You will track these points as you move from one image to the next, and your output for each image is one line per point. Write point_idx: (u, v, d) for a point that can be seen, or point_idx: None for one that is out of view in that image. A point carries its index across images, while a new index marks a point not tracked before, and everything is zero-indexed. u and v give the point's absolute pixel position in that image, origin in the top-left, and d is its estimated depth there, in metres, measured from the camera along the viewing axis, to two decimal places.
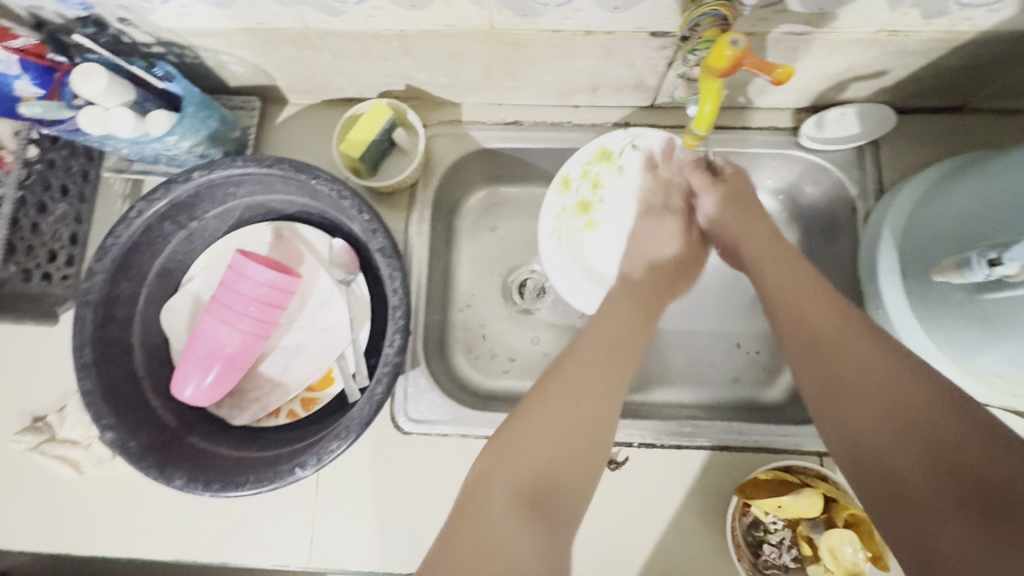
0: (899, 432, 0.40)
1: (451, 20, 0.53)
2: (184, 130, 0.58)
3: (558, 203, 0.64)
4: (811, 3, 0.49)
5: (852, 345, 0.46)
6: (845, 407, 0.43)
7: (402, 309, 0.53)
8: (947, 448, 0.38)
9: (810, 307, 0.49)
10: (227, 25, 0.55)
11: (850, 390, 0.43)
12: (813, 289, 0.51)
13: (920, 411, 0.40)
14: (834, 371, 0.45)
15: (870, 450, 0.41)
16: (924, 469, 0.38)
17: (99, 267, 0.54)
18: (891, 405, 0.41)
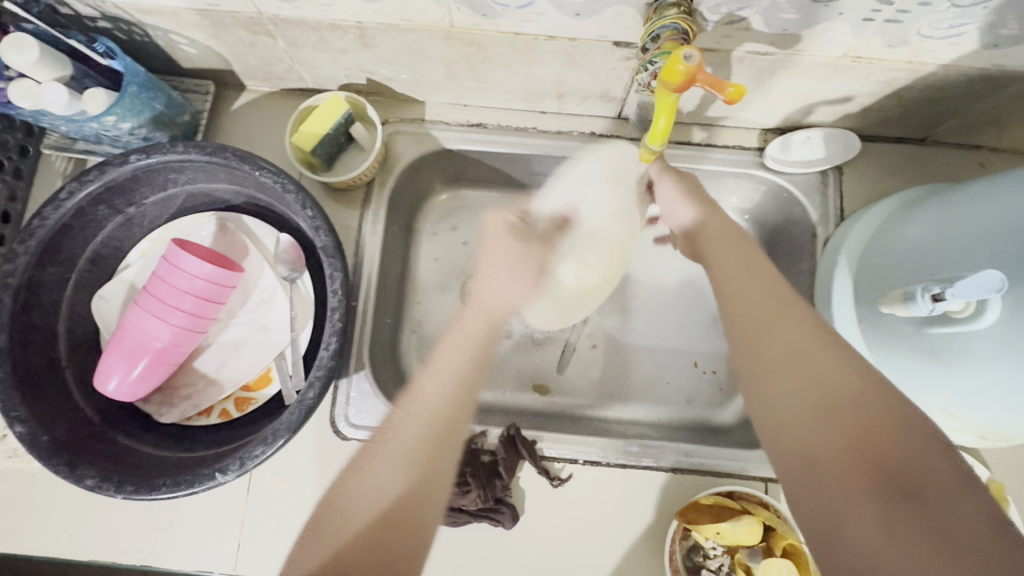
0: (832, 418, 0.37)
1: (410, 15, 0.51)
2: (123, 110, 0.55)
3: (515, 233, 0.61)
4: (775, 23, 0.48)
5: (808, 354, 0.41)
6: (774, 389, 0.41)
7: (340, 311, 0.51)
8: (893, 467, 0.34)
9: (765, 314, 0.45)
10: (175, 4, 0.52)
11: (789, 395, 0.40)
12: (759, 280, 0.47)
13: (850, 400, 0.38)
14: (773, 360, 0.42)
15: (794, 436, 0.39)
16: (847, 458, 0.36)
17: (22, 249, 0.51)
18: (824, 399, 0.38)
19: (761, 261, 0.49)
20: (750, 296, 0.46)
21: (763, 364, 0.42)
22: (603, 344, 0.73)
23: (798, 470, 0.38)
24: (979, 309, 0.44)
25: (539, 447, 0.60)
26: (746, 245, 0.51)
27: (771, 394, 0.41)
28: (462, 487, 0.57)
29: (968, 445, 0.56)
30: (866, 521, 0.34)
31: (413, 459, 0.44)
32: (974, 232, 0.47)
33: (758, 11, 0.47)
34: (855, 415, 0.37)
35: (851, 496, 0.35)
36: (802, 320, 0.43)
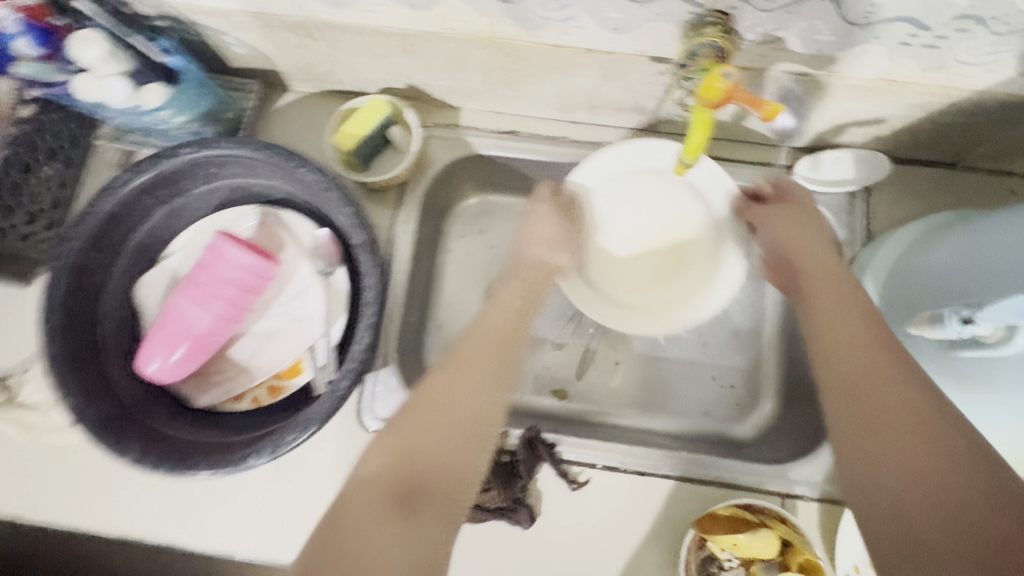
0: (929, 475, 0.35)
1: (453, 25, 0.53)
2: (177, 105, 0.58)
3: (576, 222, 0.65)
4: (810, 44, 0.49)
5: (910, 397, 0.39)
6: (866, 431, 0.39)
7: (374, 307, 0.53)
8: (996, 542, 0.32)
9: (865, 347, 0.43)
10: (231, 7, 0.55)
11: (882, 443, 0.38)
12: (857, 314, 0.46)
13: (953, 461, 0.35)
14: (869, 405, 0.40)
15: (881, 486, 0.37)
16: (941, 524, 0.34)
17: (76, 233, 0.54)
18: (925, 453, 0.36)
19: (857, 295, 0.48)
20: (848, 325, 0.46)
21: (857, 403, 0.41)
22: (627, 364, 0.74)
23: (876, 508, 0.37)
24: (1009, 334, 0.44)
25: (558, 450, 0.61)
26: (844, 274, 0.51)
27: (860, 426, 0.40)
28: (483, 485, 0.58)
29: None
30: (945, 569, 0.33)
31: (454, 422, 0.44)
32: (1008, 258, 0.47)
33: (795, 32, 0.48)
34: (957, 477, 0.35)
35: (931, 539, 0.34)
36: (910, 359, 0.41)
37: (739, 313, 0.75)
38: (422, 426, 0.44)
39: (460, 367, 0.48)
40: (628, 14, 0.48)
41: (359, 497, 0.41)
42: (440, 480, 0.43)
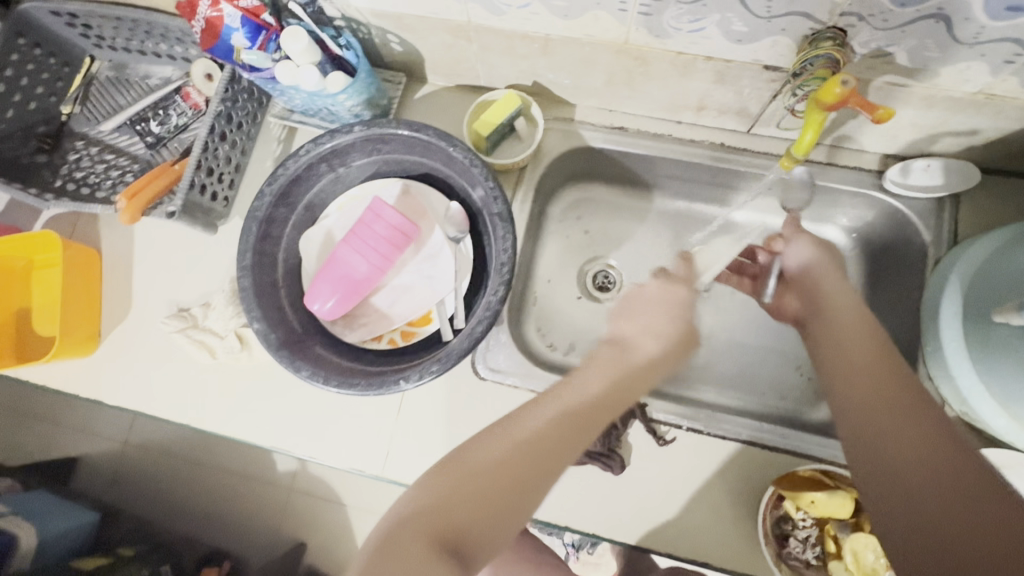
0: (942, 478, 0.43)
1: (592, 32, 0.62)
2: (352, 92, 0.70)
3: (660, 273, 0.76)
4: (918, 59, 0.55)
5: (939, 460, 0.44)
6: (878, 449, 0.47)
7: (509, 266, 0.62)
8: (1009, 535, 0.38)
9: (865, 374, 0.53)
10: (404, 10, 0.66)
11: (894, 455, 0.46)
12: (867, 351, 0.55)
13: (957, 468, 0.43)
14: (876, 423, 0.49)
15: (907, 493, 0.44)
16: (959, 519, 0.41)
17: (268, 190, 0.67)
18: (932, 459, 0.44)
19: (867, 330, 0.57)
20: (874, 393, 0.51)
21: (867, 425, 0.49)
22: (706, 346, 0.83)
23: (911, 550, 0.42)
24: None
25: (648, 409, 0.69)
26: (874, 343, 0.56)
27: (895, 483, 0.45)
28: None
29: None
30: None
31: (519, 455, 0.51)
32: None
33: (905, 48, 0.54)
34: (962, 479, 0.42)
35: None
36: (930, 422, 0.47)
37: None
38: (480, 459, 0.50)
39: (548, 409, 0.56)
40: (753, 27, 0.55)
41: (402, 533, 0.46)
42: (488, 511, 0.48)
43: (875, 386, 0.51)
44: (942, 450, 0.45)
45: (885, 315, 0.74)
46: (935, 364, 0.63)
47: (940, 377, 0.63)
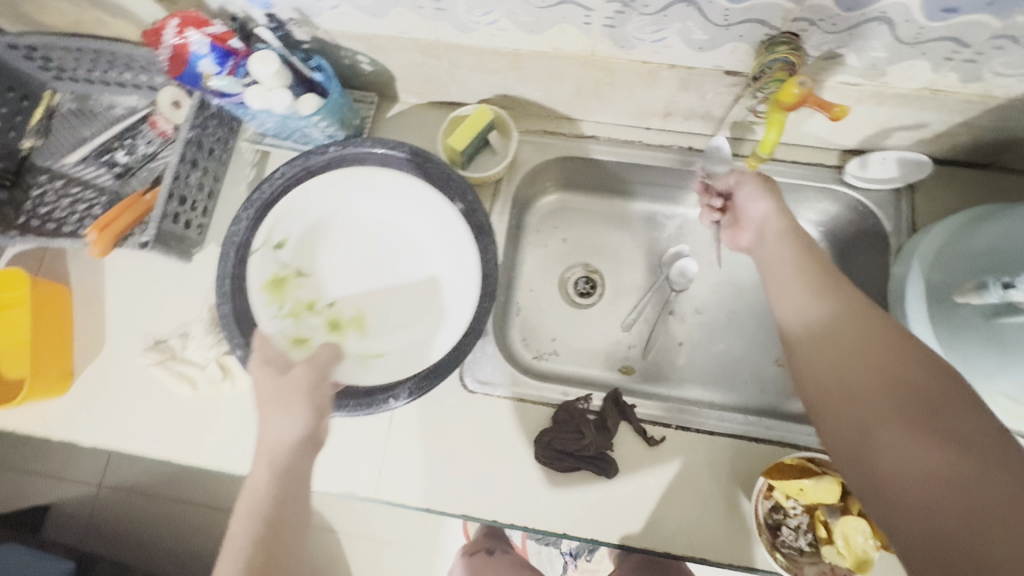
0: (861, 355, 0.50)
1: (560, 45, 0.64)
2: (324, 113, 0.70)
3: (324, 271, 0.69)
4: (866, 59, 0.58)
5: (871, 338, 0.51)
6: (813, 340, 0.54)
7: (490, 276, 0.65)
8: (914, 391, 0.46)
9: (802, 278, 0.58)
10: (373, 31, 0.67)
11: (826, 345, 0.53)
12: (802, 260, 0.59)
13: (876, 344, 0.50)
14: (812, 322, 0.55)
15: (834, 377, 0.51)
16: (874, 386, 0.48)
17: (246, 214, 0.66)
18: (858, 340, 0.51)
19: (798, 238, 0.61)
20: (819, 297, 0.56)
21: (807, 325, 0.56)
22: (689, 344, 0.85)
23: (835, 410, 0.50)
24: None
25: (636, 410, 0.70)
26: (818, 267, 0.59)
27: (829, 360, 0.52)
28: (576, 437, 0.66)
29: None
30: (889, 443, 0.45)
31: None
32: None
33: (854, 49, 0.57)
34: (881, 353, 0.49)
35: (877, 425, 0.46)
36: (868, 313, 0.53)
37: None
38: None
39: (251, 515, 0.50)
40: (712, 35, 0.58)
41: None
42: None
43: (821, 292, 0.56)
44: (872, 331, 0.51)
45: None
46: None
47: None
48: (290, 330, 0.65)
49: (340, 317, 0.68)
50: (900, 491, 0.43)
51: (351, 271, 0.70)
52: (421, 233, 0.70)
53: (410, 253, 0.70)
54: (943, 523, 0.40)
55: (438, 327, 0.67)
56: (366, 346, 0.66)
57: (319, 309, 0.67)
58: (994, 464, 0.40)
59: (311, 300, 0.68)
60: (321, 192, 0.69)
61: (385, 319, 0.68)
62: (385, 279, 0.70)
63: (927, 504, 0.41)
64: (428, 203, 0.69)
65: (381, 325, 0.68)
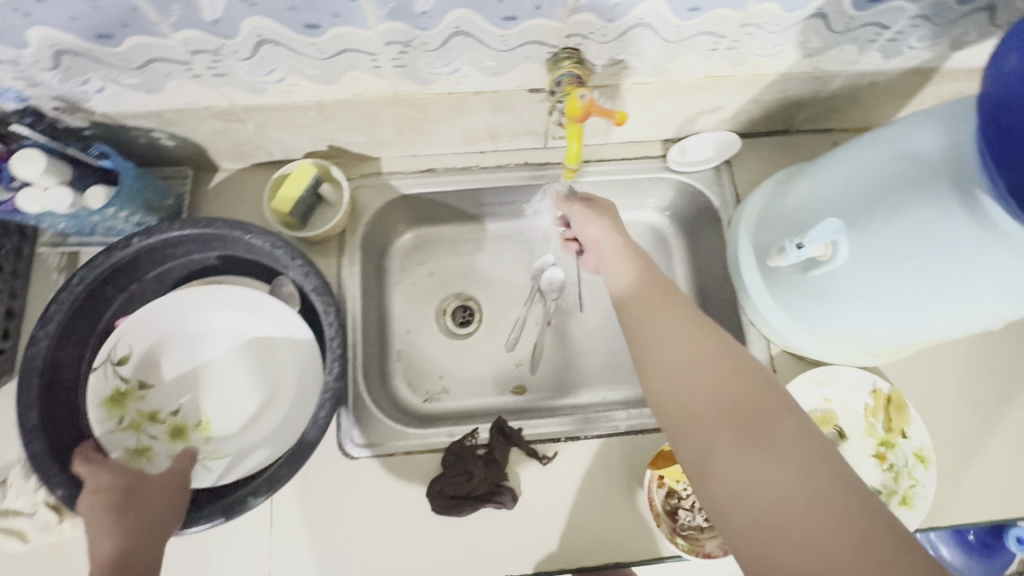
0: (699, 372, 0.51)
1: (360, 90, 0.63)
2: (120, 202, 0.63)
3: (164, 380, 0.62)
4: (646, 60, 0.62)
5: (705, 356, 0.52)
6: (656, 357, 0.54)
7: (338, 338, 0.60)
8: (746, 407, 0.47)
9: (645, 297, 0.59)
10: (157, 107, 0.62)
11: (669, 361, 0.53)
12: (644, 279, 0.60)
13: (710, 360, 0.51)
14: (654, 340, 0.55)
15: (677, 396, 0.51)
16: (712, 405, 0.48)
17: (42, 332, 0.57)
18: (696, 357, 0.52)
19: (638, 257, 0.63)
20: (667, 318, 0.56)
21: (651, 342, 0.55)
22: (571, 350, 0.85)
23: (678, 430, 0.49)
24: (834, 251, 0.58)
25: (522, 432, 0.69)
26: (668, 287, 0.59)
27: (672, 380, 0.51)
28: (466, 480, 0.65)
29: (866, 363, 0.70)
30: (727, 461, 0.46)
31: None
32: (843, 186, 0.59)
33: (632, 54, 0.61)
34: (717, 369, 0.50)
35: (715, 445, 0.47)
36: (708, 329, 0.54)
37: None
38: None
39: None
40: (500, 60, 0.59)
41: None
42: None
43: (667, 314, 0.56)
44: (708, 349, 0.52)
45: (707, 278, 0.82)
46: (753, 311, 0.72)
47: (758, 321, 0.73)
48: (127, 444, 0.58)
49: (184, 424, 0.62)
50: (740, 509, 0.44)
51: (188, 375, 0.63)
52: (264, 331, 0.65)
53: (244, 354, 0.65)
54: (778, 537, 0.42)
55: (284, 420, 0.63)
56: (211, 446, 0.61)
57: (164, 418, 0.61)
58: (813, 471, 0.43)
59: (153, 410, 0.61)
60: (158, 311, 0.62)
61: (232, 415, 0.63)
62: (233, 375, 0.64)
63: (768, 521, 0.42)
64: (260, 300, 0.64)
65: (234, 422, 0.63)
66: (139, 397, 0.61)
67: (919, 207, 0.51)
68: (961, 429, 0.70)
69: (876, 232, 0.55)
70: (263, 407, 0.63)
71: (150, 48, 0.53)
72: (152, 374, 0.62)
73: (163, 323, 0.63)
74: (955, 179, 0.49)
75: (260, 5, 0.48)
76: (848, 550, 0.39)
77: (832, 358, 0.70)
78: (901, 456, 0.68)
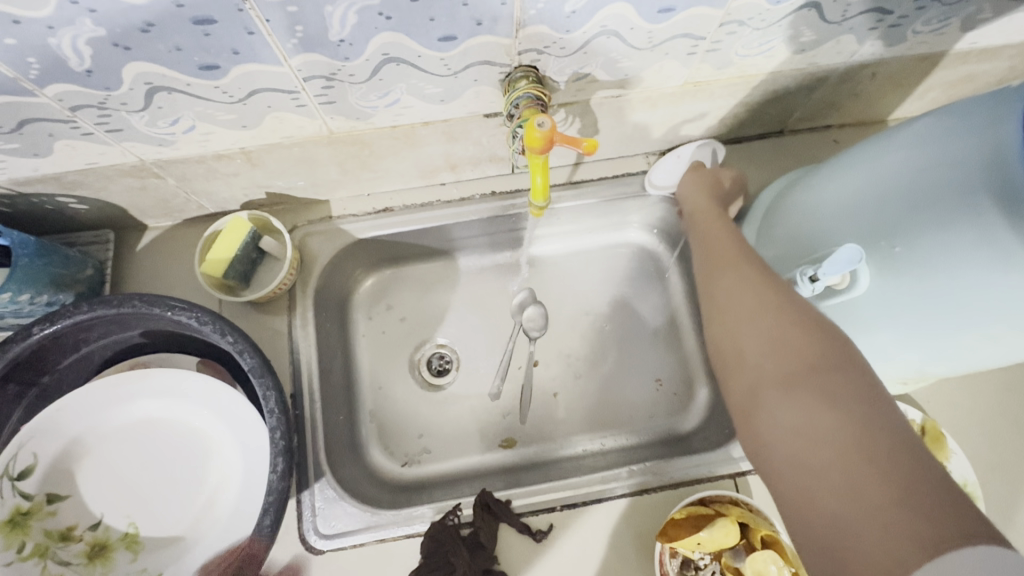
0: (761, 315, 0.46)
1: (288, 132, 0.54)
2: (18, 283, 0.54)
3: (83, 486, 0.53)
4: (615, 71, 0.54)
5: (768, 300, 0.47)
6: (719, 300, 0.51)
7: (280, 428, 0.51)
8: (807, 356, 0.41)
9: (712, 246, 0.57)
10: (52, 170, 0.53)
11: (728, 304, 0.49)
12: (724, 234, 0.57)
13: (776, 304, 0.46)
14: (717, 285, 0.52)
15: (732, 338, 0.47)
16: (768, 352, 0.44)
17: None
18: (760, 298, 0.47)
19: (722, 215, 0.61)
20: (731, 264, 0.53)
21: (716, 286, 0.52)
22: (563, 393, 0.75)
23: (728, 370, 0.46)
24: (853, 279, 0.49)
25: (511, 506, 0.60)
26: (740, 241, 0.56)
27: (729, 324, 0.48)
28: (448, 572, 0.56)
29: (895, 391, 0.62)
30: (773, 405, 0.41)
31: None
32: (853, 201, 0.51)
33: (598, 66, 0.52)
34: (780, 313, 0.45)
35: (762, 388, 0.42)
36: (773, 279, 0.49)
37: (650, 313, 0.78)
38: None
39: None
40: (445, 86, 0.51)
41: None
42: None
43: (738, 262, 0.52)
44: (773, 297, 0.47)
45: None
46: None
47: None
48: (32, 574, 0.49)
49: (106, 539, 0.52)
50: (777, 454, 0.39)
51: (115, 477, 0.54)
52: (198, 415, 0.56)
53: (181, 445, 0.55)
54: (816, 486, 0.36)
55: (224, 524, 0.53)
56: (140, 564, 0.52)
57: (83, 532, 0.52)
58: (868, 424, 0.36)
59: (67, 527, 0.52)
60: (67, 406, 0.52)
61: (163, 522, 0.54)
62: (164, 474, 0.55)
63: (798, 470, 0.37)
64: (202, 385, 0.55)
65: (167, 527, 0.53)
66: (47, 513, 0.52)
67: (949, 226, 0.43)
68: (1008, 457, 0.62)
69: (900, 259, 0.46)
70: (202, 510, 0.54)
71: (18, 108, 0.44)
72: (66, 484, 0.53)
73: (73, 422, 0.53)
74: (997, 200, 0.40)
75: (137, 48, 0.40)
76: (893, 507, 0.32)
77: None
78: None
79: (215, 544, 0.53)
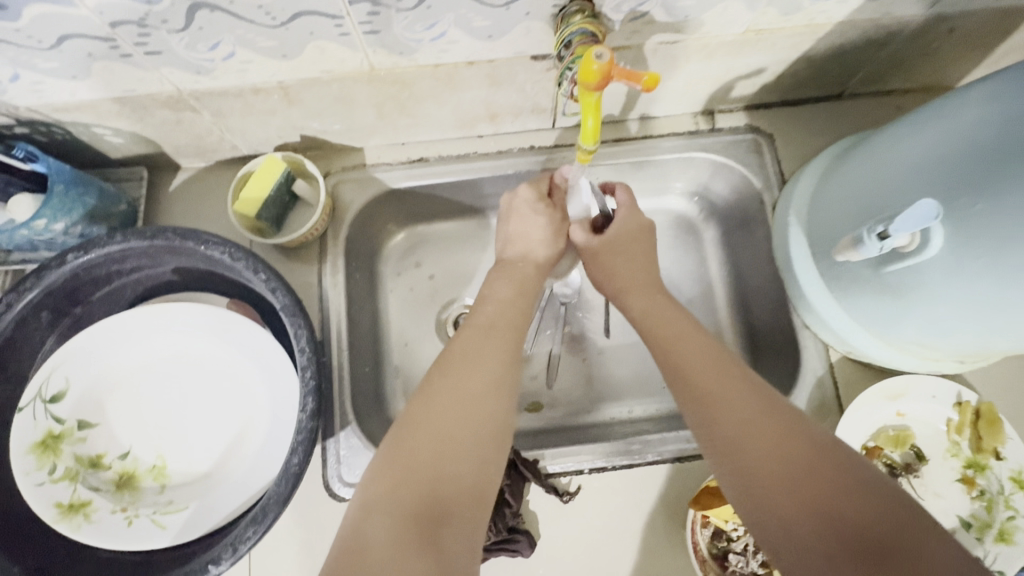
0: (790, 469, 0.39)
1: (328, 66, 0.52)
2: (53, 211, 0.53)
3: (114, 415, 0.53)
4: (675, 11, 0.50)
5: (790, 444, 0.40)
6: (722, 441, 0.42)
7: (311, 368, 0.50)
8: (858, 528, 0.35)
9: (687, 357, 0.48)
10: (90, 97, 0.52)
11: (739, 451, 0.41)
12: (694, 338, 0.49)
13: (803, 455, 0.39)
14: (717, 418, 0.43)
15: (763, 497, 0.39)
16: (812, 525, 0.37)
17: None
18: (776, 442, 0.40)
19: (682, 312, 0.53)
20: (726, 401, 0.44)
21: (716, 419, 0.43)
22: (592, 359, 0.73)
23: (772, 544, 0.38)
24: (924, 239, 0.46)
25: (540, 465, 0.58)
26: (717, 352, 0.48)
27: (750, 479, 0.40)
28: None
29: (949, 370, 0.59)
30: None
31: None
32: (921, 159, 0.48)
33: (659, 3, 0.49)
34: (807, 465, 0.39)
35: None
36: (783, 412, 0.42)
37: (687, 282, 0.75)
38: None
39: None
40: (495, 19, 0.48)
41: None
42: None
43: (732, 387, 0.44)
44: (789, 440, 0.40)
45: (750, 271, 0.70)
46: (807, 311, 0.62)
47: (816, 324, 0.62)
48: (61, 497, 0.49)
49: (134, 469, 0.52)
50: None
51: (145, 409, 0.54)
52: (226, 355, 0.55)
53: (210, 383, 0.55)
54: None
55: (250, 464, 0.53)
56: (166, 497, 0.52)
57: (113, 459, 0.52)
58: None
59: (96, 455, 0.52)
60: (99, 334, 0.52)
61: (190, 457, 0.53)
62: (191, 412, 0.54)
63: None
64: (232, 325, 0.54)
65: (194, 463, 0.53)
66: (78, 439, 0.52)
67: None
68: None
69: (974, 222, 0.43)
70: (228, 448, 0.53)
71: (59, 22, 0.43)
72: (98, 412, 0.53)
73: (103, 353, 0.53)
74: None
75: None
76: None
77: (909, 366, 0.58)
78: (994, 482, 0.57)
79: (239, 483, 0.52)
